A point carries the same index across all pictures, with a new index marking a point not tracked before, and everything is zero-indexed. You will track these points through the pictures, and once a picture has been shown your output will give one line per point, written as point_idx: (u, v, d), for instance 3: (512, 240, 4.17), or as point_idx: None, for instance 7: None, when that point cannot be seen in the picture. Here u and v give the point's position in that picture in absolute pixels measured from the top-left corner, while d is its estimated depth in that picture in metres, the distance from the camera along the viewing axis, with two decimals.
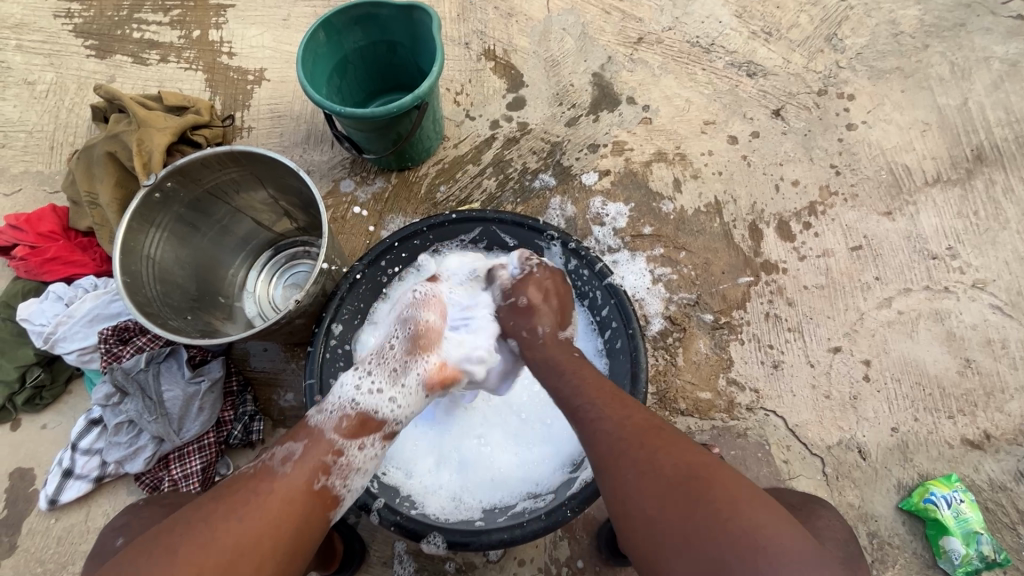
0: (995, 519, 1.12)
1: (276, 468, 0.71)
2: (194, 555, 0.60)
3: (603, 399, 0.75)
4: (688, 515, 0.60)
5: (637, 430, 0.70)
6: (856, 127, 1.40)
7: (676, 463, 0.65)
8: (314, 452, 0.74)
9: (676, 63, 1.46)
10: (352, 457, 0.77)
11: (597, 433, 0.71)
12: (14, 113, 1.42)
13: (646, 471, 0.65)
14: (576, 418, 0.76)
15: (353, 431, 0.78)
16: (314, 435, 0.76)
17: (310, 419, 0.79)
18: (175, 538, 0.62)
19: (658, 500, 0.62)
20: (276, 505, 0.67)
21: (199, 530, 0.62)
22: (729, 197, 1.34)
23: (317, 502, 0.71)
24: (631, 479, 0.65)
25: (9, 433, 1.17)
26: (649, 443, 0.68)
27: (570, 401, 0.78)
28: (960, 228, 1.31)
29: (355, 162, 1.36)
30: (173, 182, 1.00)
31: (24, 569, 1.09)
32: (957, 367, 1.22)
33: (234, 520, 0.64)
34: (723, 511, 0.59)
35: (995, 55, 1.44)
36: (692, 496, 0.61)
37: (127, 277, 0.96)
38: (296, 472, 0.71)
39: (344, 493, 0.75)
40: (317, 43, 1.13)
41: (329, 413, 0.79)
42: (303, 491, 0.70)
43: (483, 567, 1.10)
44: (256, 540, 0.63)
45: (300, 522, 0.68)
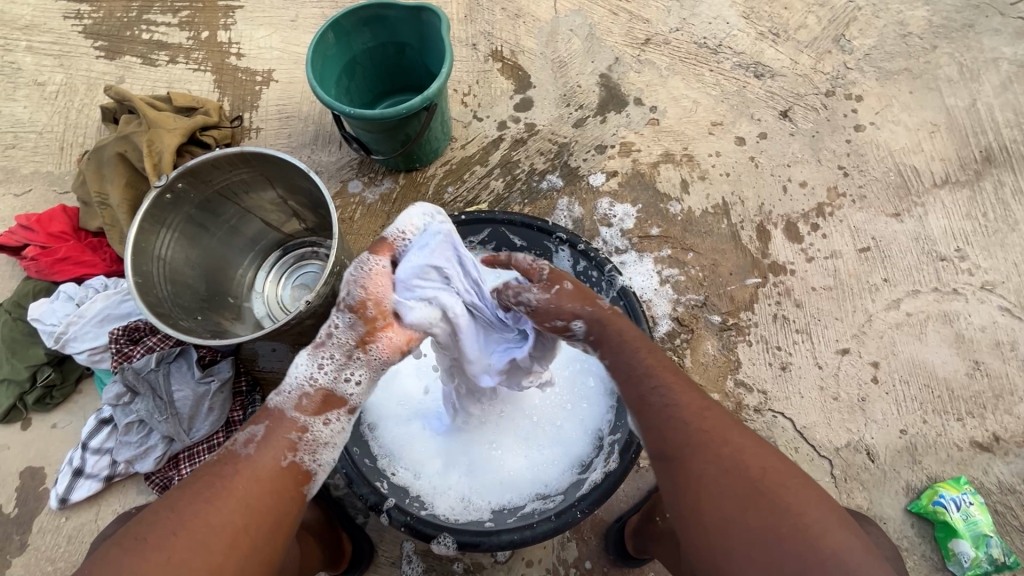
0: (1005, 522, 1.12)
1: (238, 452, 0.65)
2: (162, 544, 0.56)
3: (676, 383, 0.69)
4: (770, 524, 0.56)
5: (716, 425, 0.65)
6: (864, 128, 1.40)
7: (759, 467, 0.61)
8: (278, 432, 0.67)
9: (683, 64, 1.46)
10: (317, 433, 0.69)
11: (668, 418, 0.66)
12: (24, 113, 1.42)
13: (726, 470, 0.61)
14: (641, 403, 0.69)
15: (317, 408, 0.70)
16: (275, 415, 0.69)
17: (270, 400, 0.71)
18: (140, 531, 0.58)
19: (738, 504, 0.59)
20: (244, 487, 0.62)
21: (164, 519, 0.58)
22: (736, 198, 1.34)
23: (288, 479, 0.65)
24: (707, 477, 0.61)
25: (20, 432, 1.18)
26: (730, 441, 0.63)
27: (635, 381, 0.71)
28: (969, 230, 1.31)
29: (363, 163, 1.36)
30: (184, 183, 1.01)
31: (34, 567, 1.10)
32: (966, 369, 1.21)
33: (200, 506, 0.59)
34: (811, 526, 0.56)
35: (1003, 56, 1.43)
36: (777, 504, 0.58)
37: (139, 277, 0.97)
38: (261, 453, 0.65)
39: (316, 469, 0.68)
40: (327, 45, 1.13)
41: (289, 392, 0.71)
42: (269, 472, 0.64)
43: (492, 568, 1.10)
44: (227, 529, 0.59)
45: (269, 502, 0.63)
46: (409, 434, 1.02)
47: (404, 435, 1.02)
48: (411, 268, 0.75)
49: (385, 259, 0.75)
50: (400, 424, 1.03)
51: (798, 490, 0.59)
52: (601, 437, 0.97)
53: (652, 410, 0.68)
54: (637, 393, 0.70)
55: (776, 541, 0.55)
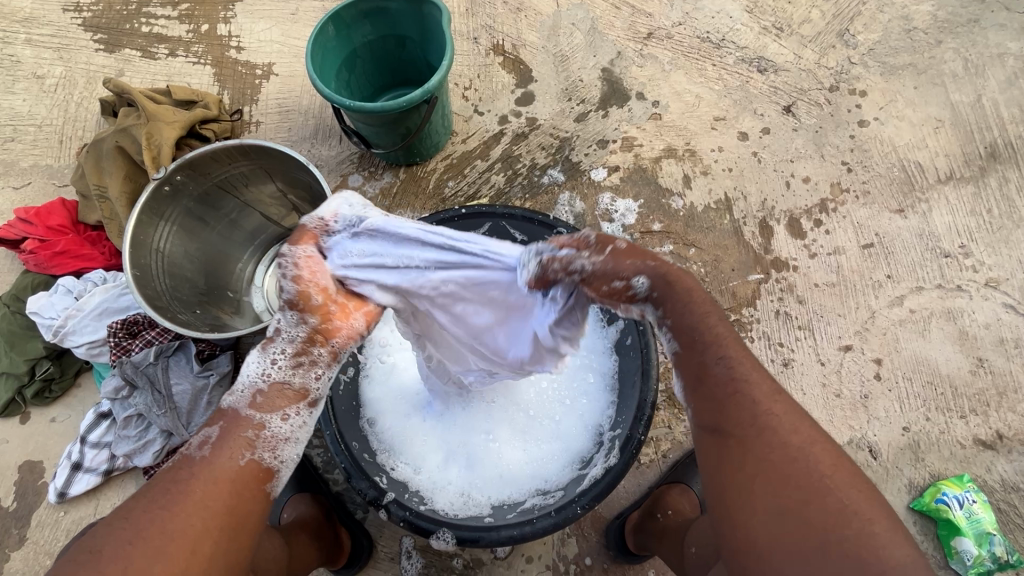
0: (1008, 520, 1.11)
1: (193, 455, 0.60)
2: (117, 556, 0.53)
3: (747, 357, 0.62)
4: (829, 522, 0.53)
5: (786, 410, 0.59)
6: (868, 123, 1.39)
7: (825, 460, 0.57)
8: (231, 429, 0.62)
9: (686, 59, 1.45)
10: (276, 430, 0.63)
11: (733, 396, 0.60)
12: (24, 106, 1.42)
13: (790, 459, 0.56)
14: (704, 371, 0.62)
15: (272, 403, 0.64)
16: (228, 415, 0.63)
17: (222, 403, 0.64)
18: (94, 544, 0.54)
19: (798, 494, 0.55)
20: (202, 490, 0.58)
21: (118, 530, 0.55)
22: (739, 193, 1.33)
23: (250, 478, 0.61)
24: (767, 463, 0.57)
25: (19, 426, 1.18)
26: (798, 428, 0.58)
27: (698, 347, 0.62)
28: (974, 226, 1.30)
29: (363, 157, 1.35)
30: (182, 175, 1.00)
31: (32, 561, 1.09)
32: (969, 367, 1.21)
33: (155, 515, 0.56)
34: (875, 537, 0.52)
35: (1009, 51, 1.42)
36: (841, 504, 0.54)
37: (137, 270, 0.96)
38: (218, 452, 0.60)
39: (279, 466, 0.63)
40: (327, 37, 1.13)
41: (239, 390, 0.64)
42: (228, 472, 0.59)
43: (491, 565, 1.09)
44: (182, 537, 0.55)
45: (231, 503, 0.58)
46: (408, 428, 1.02)
47: (403, 429, 1.01)
48: (348, 263, 0.68)
49: (311, 248, 0.67)
50: (399, 418, 1.02)
51: (863, 493, 0.55)
52: (601, 433, 0.96)
53: (713, 380, 0.61)
54: (698, 360, 0.62)
55: (832, 541, 0.52)
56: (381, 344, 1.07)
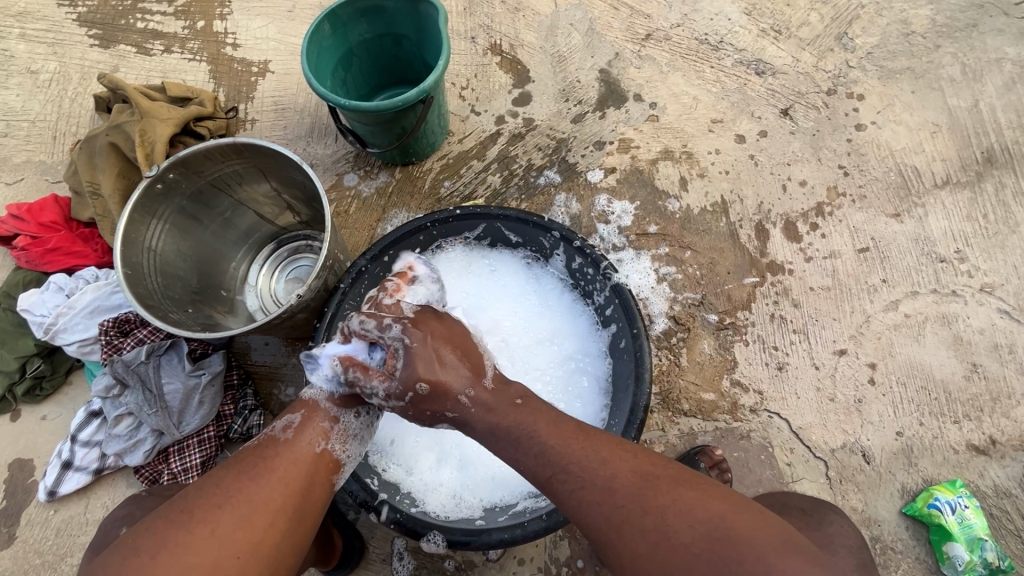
0: (999, 525, 1.11)
1: (279, 437, 0.72)
2: (207, 516, 0.61)
3: (580, 461, 0.67)
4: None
5: (630, 491, 0.64)
6: (865, 127, 1.38)
7: (680, 527, 0.60)
8: (313, 419, 0.75)
9: (683, 60, 1.44)
10: (348, 424, 0.76)
11: (586, 504, 0.65)
12: (17, 102, 1.41)
13: (655, 533, 0.61)
14: (556, 492, 0.67)
15: (347, 400, 0.77)
16: (309, 406, 0.76)
17: (302, 393, 0.78)
18: (185, 504, 0.63)
19: (679, 570, 0.58)
20: (284, 470, 0.68)
21: (210, 493, 0.63)
22: (736, 196, 1.33)
23: (323, 465, 0.72)
24: (642, 554, 0.61)
25: (9, 424, 1.17)
26: (648, 508, 0.62)
27: (540, 473, 0.68)
28: (969, 231, 1.30)
29: (359, 157, 1.35)
30: (175, 174, 0.99)
31: (22, 560, 1.09)
32: (963, 372, 1.21)
33: (243, 484, 0.65)
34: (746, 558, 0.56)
35: (1007, 57, 1.42)
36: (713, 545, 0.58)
37: (128, 269, 0.95)
38: (300, 438, 0.72)
39: (345, 459, 0.75)
40: (322, 35, 1.12)
41: (320, 383, 0.78)
42: (306, 456, 0.71)
43: (483, 566, 1.09)
44: (266, 507, 0.63)
45: (307, 483, 0.69)
46: (401, 428, 1.01)
47: (396, 430, 1.01)
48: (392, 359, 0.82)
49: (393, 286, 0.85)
50: (394, 417, 1.02)
51: (727, 535, 0.58)
52: None
53: (564, 497, 0.66)
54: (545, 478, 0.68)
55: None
56: None
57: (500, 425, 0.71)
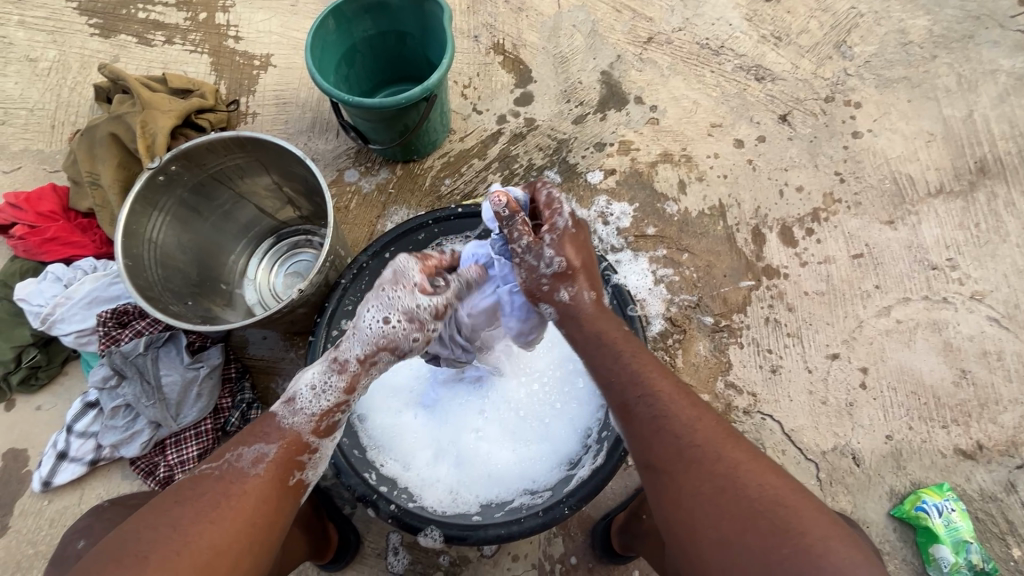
0: (985, 529, 1.13)
1: (246, 471, 0.66)
2: (166, 566, 0.56)
3: (667, 393, 0.70)
4: (768, 544, 0.56)
5: (709, 435, 0.65)
6: (862, 135, 1.40)
7: (748, 481, 0.61)
8: (285, 452, 0.70)
9: (684, 65, 1.45)
10: (325, 451, 0.75)
11: (661, 430, 0.67)
12: (15, 89, 1.40)
13: (719, 485, 0.61)
14: (632, 410, 0.70)
15: (331, 431, 0.75)
16: (287, 434, 0.71)
17: (282, 421, 0.72)
18: (140, 547, 0.57)
19: (732, 522, 0.58)
20: (249, 509, 0.64)
21: (165, 537, 0.58)
22: (733, 200, 1.34)
23: (287, 500, 0.68)
24: (699, 495, 0.61)
25: (4, 413, 1.16)
26: (723, 456, 0.63)
27: (627, 387, 0.72)
28: (961, 240, 1.32)
29: (360, 153, 1.35)
30: (178, 166, 0.99)
31: (15, 550, 1.09)
32: (953, 378, 1.23)
33: (206, 526, 0.60)
34: (815, 546, 0.55)
35: (1001, 68, 1.44)
36: (779, 520, 0.57)
37: (129, 260, 0.95)
38: (266, 474, 0.67)
39: (310, 483, 0.73)
40: (326, 31, 1.12)
41: (305, 412, 0.73)
42: (274, 490, 0.67)
43: (477, 562, 1.10)
44: (232, 549, 0.60)
45: (271, 521, 0.65)
46: (399, 424, 1.02)
47: (394, 425, 1.01)
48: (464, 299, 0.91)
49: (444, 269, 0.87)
50: (390, 414, 1.02)
51: (788, 507, 0.58)
52: (590, 434, 0.97)
53: (643, 420, 0.69)
54: (623, 398, 0.72)
55: (771, 559, 0.55)
56: None
57: (609, 340, 0.77)
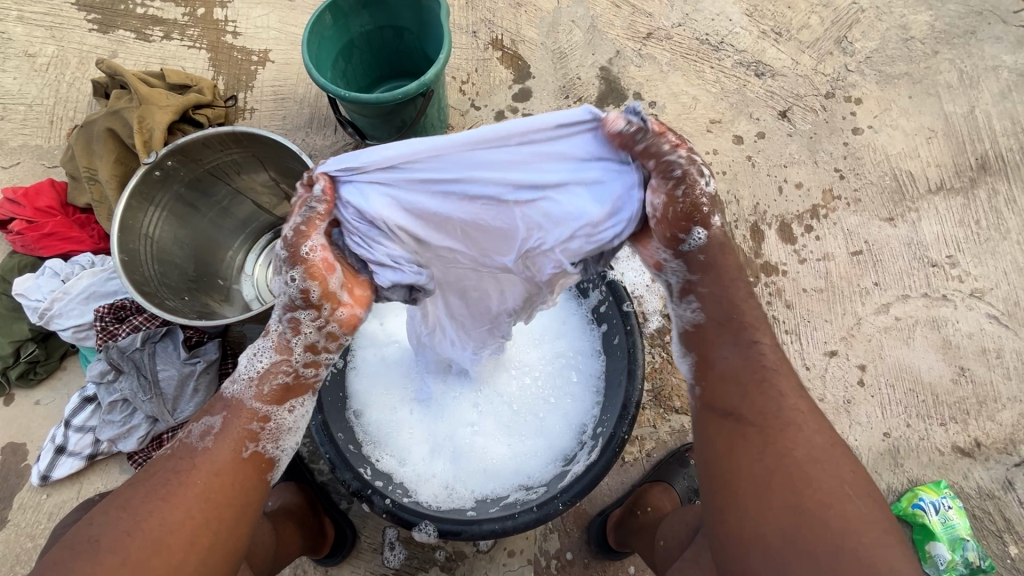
0: (982, 526, 1.13)
1: (194, 445, 0.63)
2: (117, 548, 0.56)
3: (778, 357, 0.68)
4: (845, 524, 0.56)
5: (809, 409, 0.65)
6: (862, 131, 1.39)
7: (838, 462, 0.61)
8: (234, 423, 0.65)
9: (684, 60, 1.45)
10: (280, 421, 0.67)
11: (762, 387, 0.65)
12: (14, 85, 1.40)
13: (812, 455, 0.61)
14: (745, 354, 0.68)
15: (278, 396, 0.67)
16: (233, 406, 0.66)
17: (224, 392, 0.67)
18: (95, 531, 0.58)
19: (818, 495, 0.58)
20: (200, 484, 0.61)
21: (116, 520, 0.58)
22: (732, 196, 1.34)
23: (250, 470, 0.64)
24: (787, 458, 0.61)
25: (2, 407, 1.17)
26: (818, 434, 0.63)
27: (736, 331, 0.69)
28: (961, 237, 1.31)
29: (358, 148, 1.35)
30: (174, 161, 0.99)
31: (13, 543, 1.09)
32: (951, 375, 1.22)
33: (155, 505, 0.59)
34: (888, 540, 0.56)
35: (1003, 64, 1.43)
36: (858, 508, 0.58)
37: (125, 255, 0.95)
38: (216, 445, 0.64)
39: (279, 455, 0.67)
40: (324, 26, 1.12)
41: (244, 379, 0.67)
42: (226, 463, 0.63)
43: (474, 557, 1.10)
44: (180, 526, 0.58)
45: (227, 496, 0.62)
46: (395, 420, 1.02)
47: (390, 421, 1.02)
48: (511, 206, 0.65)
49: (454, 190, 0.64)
50: (386, 410, 1.03)
51: (871, 498, 0.60)
52: (586, 431, 0.98)
53: (744, 371, 0.67)
54: (733, 339, 0.69)
55: (847, 540, 0.55)
56: (369, 337, 1.07)
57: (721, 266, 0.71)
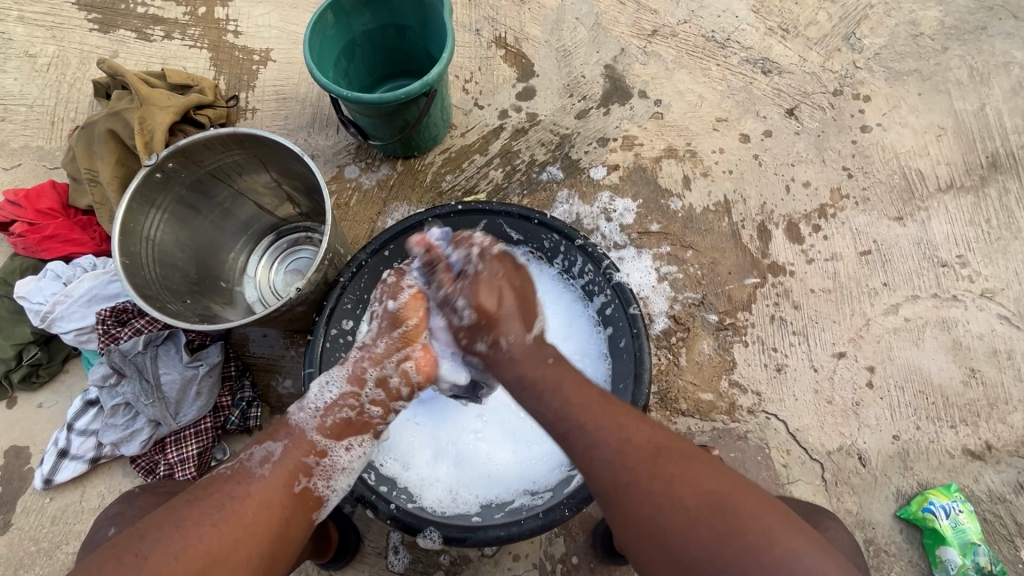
0: (993, 530, 1.12)
1: (254, 470, 0.70)
2: (165, 565, 0.58)
3: (595, 421, 0.70)
4: (710, 551, 0.59)
5: (642, 455, 0.66)
6: (870, 129, 1.37)
7: (684, 493, 0.62)
8: (292, 455, 0.72)
9: (689, 58, 1.43)
10: (336, 458, 0.76)
11: (597, 463, 0.67)
12: (15, 85, 1.39)
13: (660, 506, 0.63)
14: (566, 442, 0.71)
15: (338, 432, 0.77)
16: (294, 436, 0.75)
17: (291, 418, 0.77)
18: (143, 545, 0.59)
19: (679, 538, 0.61)
20: (253, 513, 0.65)
21: (169, 537, 0.60)
22: (739, 196, 1.32)
23: (299, 506, 0.70)
24: (643, 516, 0.63)
25: (5, 411, 1.16)
26: (658, 474, 0.64)
27: (556, 423, 0.72)
28: (971, 236, 1.29)
29: (361, 149, 1.34)
30: (175, 163, 0.98)
31: (18, 546, 1.09)
32: (961, 377, 1.21)
33: (206, 530, 0.61)
34: (754, 542, 0.57)
35: (1014, 60, 1.41)
36: (715, 531, 0.59)
37: (127, 258, 0.94)
38: (273, 478, 0.69)
39: (329, 493, 0.75)
40: (326, 24, 1.10)
41: (310, 408, 0.78)
42: (280, 494, 0.69)
43: (478, 561, 1.10)
44: (229, 554, 0.61)
45: (276, 529, 0.66)
46: (398, 423, 1.01)
47: (393, 425, 1.01)
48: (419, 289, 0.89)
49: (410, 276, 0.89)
50: None
51: (728, 507, 0.60)
52: None
53: (576, 452, 0.69)
54: (559, 434, 0.71)
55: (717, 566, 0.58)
56: None
57: (529, 382, 0.76)
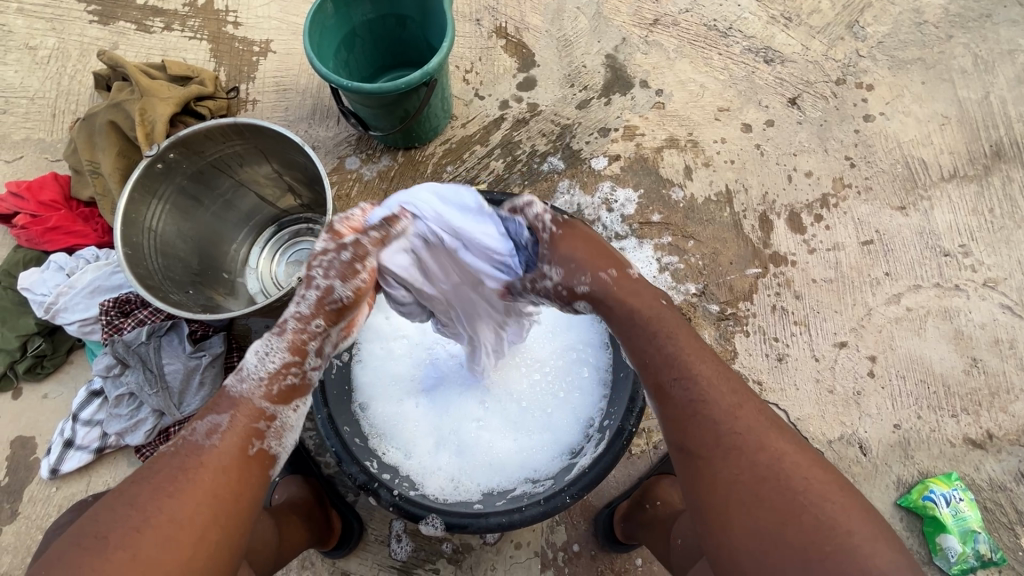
0: (993, 518, 1.12)
1: (201, 443, 0.63)
2: (127, 543, 0.56)
3: (707, 377, 0.67)
4: (803, 541, 0.57)
5: (750, 426, 0.64)
6: (873, 118, 1.37)
7: (793, 475, 0.61)
8: (239, 420, 0.65)
9: (691, 47, 1.42)
10: (286, 420, 0.69)
11: (703, 419, 0.65)
12: (15, 78, 1.39)
13: (761, 477, 0.61)
14: (671, 389, 0.67)
15: (285, 397, 0.69)
16: (238, 404, 0.67)
17: (232, 391, 0.67)
18: (103, 527, 0.57)
19: (774, 517, 0.58)
20: (210, 479, 0.61)
21: (126, 517, 0.57)
22: (741, 185, 1.32)
23: (256, 467, 0.65)
24: (738, 485, 0.61)
25: (11, 402, 1.18)
26: (766, 445, 0.63)
27: (663, 367, 0.69)
28: (975, 226, 1.29)
29: (362, 140, 1.33)
30: (176, 153, 0.98)
31: (25, 536, 1.10)
32: (963, 367, 1.21)
33: (164, 502, 0.58)
34: (858, 546, 0.56)
35: (1019, 48, 1.40)
36: (817, 520, 0.58)
37: (129, 248, 0.95)
38: (226, 443, 0.64)
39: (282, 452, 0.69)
40: (325, 15, 1.10)
41: (253, 378, 0.68)
42: (234, 457, 0.63)
43: (480, 549, 1.11)
44: (189, 524, 0.58)
45: (235, 491, 0.62)
46: (400, 412, 1.01)
47: (395, 414, 1.01)
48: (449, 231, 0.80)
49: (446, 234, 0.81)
50: (393, 402, 1.02)
51: (833, 506, 0.59)
52: (592, 425, 0.97)
53: (678, 403, 0.66)
54: (659, 378, 0.69)
55: (812, 556, 0.56)
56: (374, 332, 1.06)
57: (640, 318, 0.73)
